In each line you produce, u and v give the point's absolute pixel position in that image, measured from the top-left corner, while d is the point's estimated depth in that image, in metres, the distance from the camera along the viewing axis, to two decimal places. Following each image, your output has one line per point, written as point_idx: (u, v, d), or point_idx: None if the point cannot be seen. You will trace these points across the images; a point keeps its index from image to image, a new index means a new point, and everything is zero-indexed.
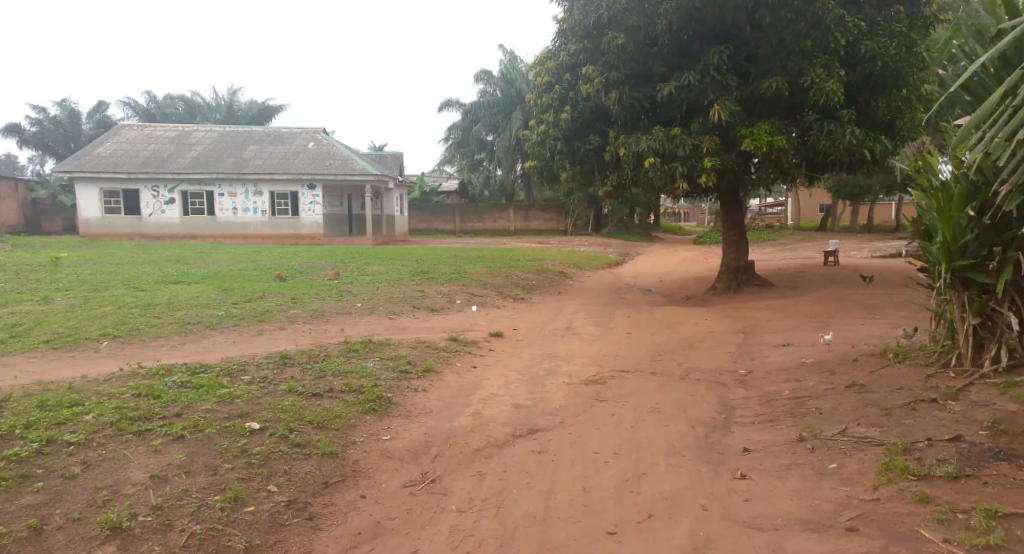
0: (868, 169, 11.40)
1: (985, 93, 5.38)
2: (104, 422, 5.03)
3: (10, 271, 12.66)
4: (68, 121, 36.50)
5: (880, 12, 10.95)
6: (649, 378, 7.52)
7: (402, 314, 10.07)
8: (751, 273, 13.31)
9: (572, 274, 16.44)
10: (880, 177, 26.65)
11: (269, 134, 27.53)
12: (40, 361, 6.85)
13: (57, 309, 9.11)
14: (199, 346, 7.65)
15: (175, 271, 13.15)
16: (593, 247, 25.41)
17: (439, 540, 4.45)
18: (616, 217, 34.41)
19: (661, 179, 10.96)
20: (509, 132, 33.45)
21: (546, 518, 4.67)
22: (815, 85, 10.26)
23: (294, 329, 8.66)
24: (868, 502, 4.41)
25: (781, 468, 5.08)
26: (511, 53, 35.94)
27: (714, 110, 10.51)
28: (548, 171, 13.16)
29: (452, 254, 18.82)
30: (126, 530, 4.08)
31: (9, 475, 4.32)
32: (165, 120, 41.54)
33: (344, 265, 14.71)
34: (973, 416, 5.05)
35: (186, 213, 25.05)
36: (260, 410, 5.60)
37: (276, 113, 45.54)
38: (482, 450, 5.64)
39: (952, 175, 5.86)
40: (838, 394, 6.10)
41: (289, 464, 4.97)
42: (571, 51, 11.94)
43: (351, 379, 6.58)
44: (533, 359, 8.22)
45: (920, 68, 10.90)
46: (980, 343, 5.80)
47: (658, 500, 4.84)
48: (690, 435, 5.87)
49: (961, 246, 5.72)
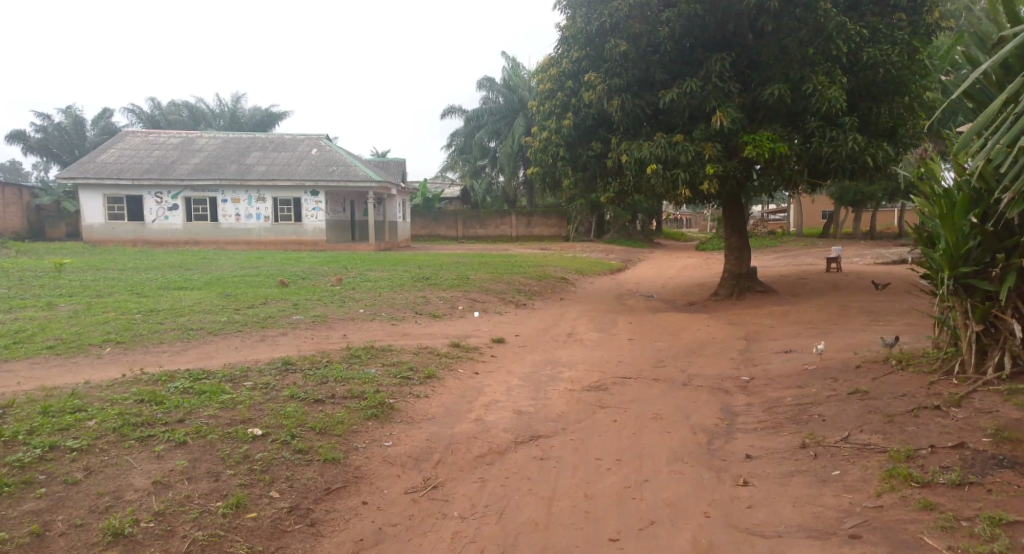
0: (870, 175, 11.41)
1: (988, 100, 5.38)
2: (107, 428, 5.04)
3: (15, 277, 12.71)
4: (72, 128, 36.69)
5: (883, 19, 10.96)
6: (652, 385, 7.50)
7: (404, 320, 10.08)
8: (754, 279, 13.29)
9: (575, 280, 16.44)
10: (883, 184, 26.68)
11: (273, 141, 27.62)
12: (43, 367, 6.87)
13: (61, 315, 9.13)
14: (202, 351, 7.67)
15: (178, 277, 13.20)
16: (596, 253, 25.42)
17: (441, 547, 4.44)
18: (617, 223, 33.85)
19: (663, 185, 10.96)
20: (512, 139, 33.53)
21: (548, 525, 4.66)
22: (817, 92, 10.30)
23: (296, 335, 8.67)
24: (871, 510, 4.40)
25: (784, 475, 5.07)
26: (513, 60, 36.03)
27: (716, 117, 10.53)
28: (550, 178, 13.17)
29: (454, 260, 18.82)
30: (128, 536, 4.09)
31: (12, 481, 4.33)
32: (169, 127, 41.74)
33: (346, 271, 14.73)
34: (976, 424, 5.04)
35: (189, 219, 25.11)
36: (263, 416, 5.61)
37: (279, 120, 45.70)
38: (484, 456, 5.64)
39: (955, 182, 5.83)
40: (841, 401, 6.09)
41: (290, 471, 4.97)
42: (573, 58, 11.96)
43: (353, 385, 6.58)
44: (535, 365, 8.22)
45: (922, 75, 10.91)
46: (983, 349, 5.79)
47: (660, 507, 4.83)
48: (693, 441, 5.86)
49: (964, 253, 5.70)
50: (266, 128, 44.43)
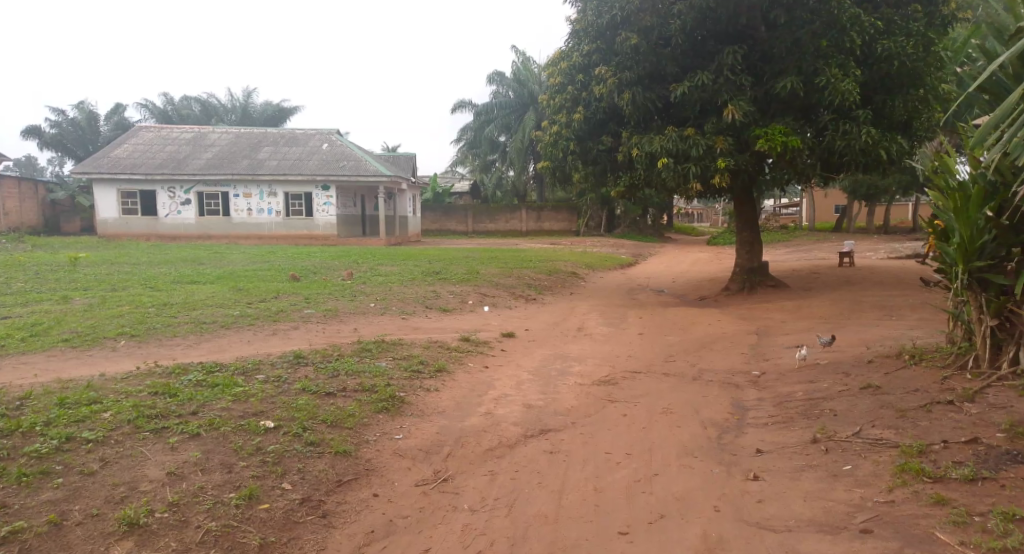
0: (884, 169, 11.31)
1: (1005, 93, 5.33)
2: (122, 420, 5.09)
3: (31, 271, 12.84)
4: (86, 122, 37.02)
5: (899, 11, 10.81)
6: (662, 379, 7.51)
7: (414, 314, 10.15)
8: (765, 273, 13.19)
9: (585, 274, 16.46)
10: (895, 177, 26.45)
11: (284, 135, 27.72)
12: (59, 360, 6.94)
13: (75, 308, 9.22)
14: (214, 345, 7.72)
15: (191, 271, 13.29)
16: (606, 248, 25.50)
17: (452, 539, 4.48)
18: (628, 217, 34.04)
19: (674, 179, 10.94)
20: (521, 133, 33.59)
21: (558, 518, 4.69)
22: (830, 85, 10.20)
23: (307, 329, 8.71)
24: (883, 505, 4.39)
25: (795, 469, 5.07)
26: (522, 53, 35.90)
27: (728, 111, 10.50)
28: (560, 172, 13.10)
29: (465, 253, 18.83)
30: (143, 526, 4.14)
31: (30, 471, 4.39)
32: (182, 121, 41.91)
33: (357, 265, 14.86)
34: (990, 419, 5.02)
35: (201, 213, 25.25)
36: (275, 409, 5.65)
37: (290, 114, 45.80)
38: (494, 450, 5.66)
39: (970, 176, 5.79)
40: (853, 396, 6.07)
41: (302, 462, 5.01)
42: (584, 52, 11.94)
43: (364, 378, 6.61)
44: (545, 359, 8.25)
45: (938, 67, 10.74)
46: (997, 344, 5.74)
47: (670, 501, 4.84)
48: (703, 436, 5.86)
49: (979, 247, 5.68)
50: (277, 124, 44.79)
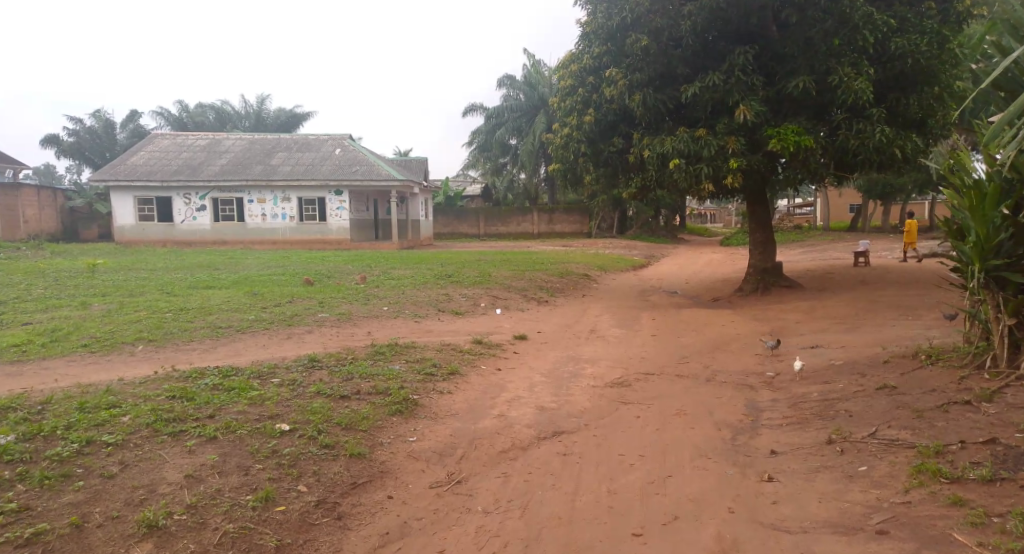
0: (899, 167, 11.20)
1: (1020, 89, 5.30)
2: (140, 423, 5.16)
3: (50, 277, 13.00)
4: (102, 130, 37.46)
5: (912, 8, 10.73)
6: (675, 380, 7.51)
7: (427, 317, 10.21)
8: (779, 274, 13.11)
9: (597, 276, 16.47)
10: (912, 175, 26.23)
11: (298, 142, 27.93)
12: (78, 364, 7.05)
13: (94, 314, 9.31)
14: (230, 349, 7.80)
15: (207, 276, 13.39)
16: (619, 250, 25.48)
17: (466, 540, 4.51)
18: (639, 219, 34.20)
19: (685, 179, 10.93)
20: (534, 135, 33.66)
21: (571, 519, 4.71)
22: (843, 84, 10.20)
23: (321, 332, 8.80)
24: (899, 506, 4.38)
25: (810, 470, 5.06)
26: (534, 56, 35.96)
27: (740, 111, 10.50)
28: (571, 174, 13.08)
29: (478, 257, 18.80)
30: (162, 528, 4.19)
31: (52, 474, 4.47)
32: (196, 128, 42.31)
33: (371, 269, 14.97)
34: (1009, 418, 4.98)
35: (216, 219, 25.45)
36: (290, 412, 5.70)
37: (303, 119, 46.10)
38: (507, 451, 5.70)
39: (986, 173, 5.75)
40: (868, 397, 6.04)
41: (317, 465, 5.06)
42: (595, 54, 11.95)
43: (378, 381, 6.66)
44: (559, 361, 8.28)
45: (953, 64, 10.64)
46: (1015, 344, 5.69)
47: (684, 502, 4.85)
48: (717, 437, 5.86)
49: (995, 246, 5.67)
50: (291, 129, 45.15)
